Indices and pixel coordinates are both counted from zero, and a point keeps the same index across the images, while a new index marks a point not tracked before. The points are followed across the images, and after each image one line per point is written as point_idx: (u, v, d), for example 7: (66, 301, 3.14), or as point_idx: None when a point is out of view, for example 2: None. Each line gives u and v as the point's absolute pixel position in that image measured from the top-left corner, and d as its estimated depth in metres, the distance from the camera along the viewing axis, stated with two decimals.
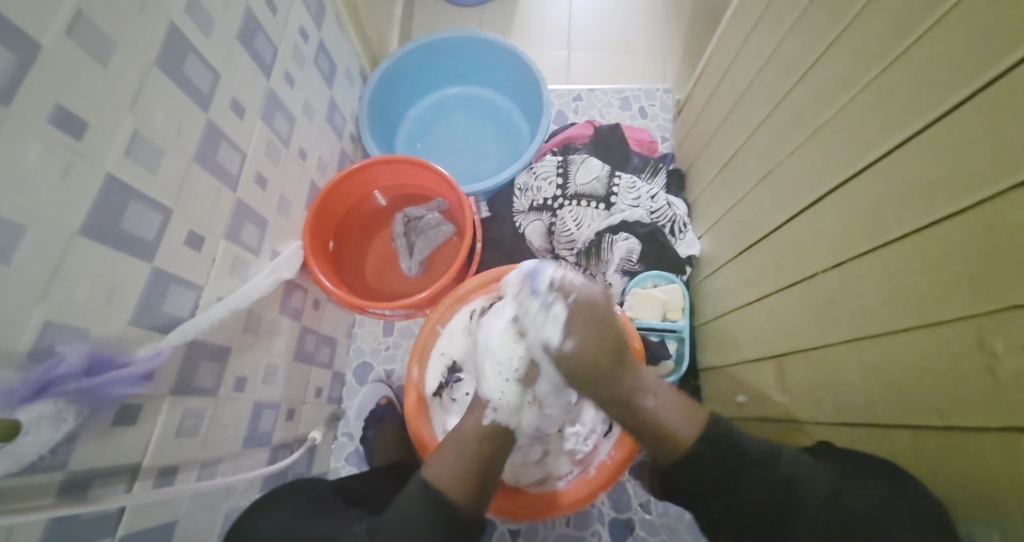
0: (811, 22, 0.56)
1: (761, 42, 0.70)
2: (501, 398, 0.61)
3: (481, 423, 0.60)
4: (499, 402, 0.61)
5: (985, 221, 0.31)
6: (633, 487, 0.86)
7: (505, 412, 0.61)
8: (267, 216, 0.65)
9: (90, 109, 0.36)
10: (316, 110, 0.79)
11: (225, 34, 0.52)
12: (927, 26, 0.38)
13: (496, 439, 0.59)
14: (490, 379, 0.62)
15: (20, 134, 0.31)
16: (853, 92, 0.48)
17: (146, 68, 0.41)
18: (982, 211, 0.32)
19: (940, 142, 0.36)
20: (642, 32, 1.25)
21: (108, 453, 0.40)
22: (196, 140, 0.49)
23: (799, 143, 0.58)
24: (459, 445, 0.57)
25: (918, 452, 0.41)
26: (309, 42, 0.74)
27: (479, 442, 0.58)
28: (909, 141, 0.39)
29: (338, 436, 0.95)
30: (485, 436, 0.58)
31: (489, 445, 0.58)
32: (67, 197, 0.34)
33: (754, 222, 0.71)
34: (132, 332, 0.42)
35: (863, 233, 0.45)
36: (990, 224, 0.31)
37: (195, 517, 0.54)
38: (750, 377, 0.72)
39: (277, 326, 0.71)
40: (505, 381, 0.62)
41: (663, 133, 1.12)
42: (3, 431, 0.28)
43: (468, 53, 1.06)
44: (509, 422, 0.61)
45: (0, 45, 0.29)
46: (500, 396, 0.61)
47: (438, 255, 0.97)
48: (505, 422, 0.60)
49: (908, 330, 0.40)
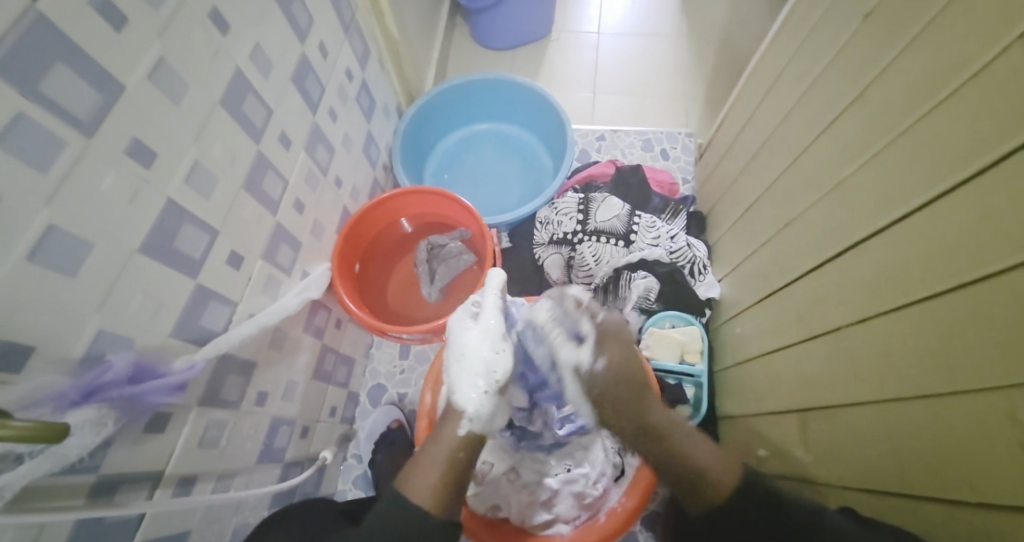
0: (833, 80, 0.58)
1: (783, 96, 0.72)
2: (479, 410, 0.56)
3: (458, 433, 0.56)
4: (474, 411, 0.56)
5: (1010, 290, 0.32)
6: (645, 537, 0.83)
7: (481, 422, 0.56)
8: (300, 240, 0.69)
9: (161, 141, 0.40)
10: (354, 142, 0.84)
11: (281, 76, 0.58)
12: (951, 90, 0.39)
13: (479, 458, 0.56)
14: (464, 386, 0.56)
15: (99, 163, 0.34)
16: (875, 148, 0.49)
17: (211, 106, 0.46)
18: (1007, 278, 0.32)
19: (968, 205, 0.36)
20: (666, 78, 1.29)
21: (136, 459, 0.42)
22: (246, 169, 0.53)
23: (820, 196, 0.59)
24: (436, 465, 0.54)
25: (950, 528, 0.39)
26: (354, 82, 0.80)
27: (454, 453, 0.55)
28: (935, 201, 0.40)
29: (347, 458, 0.95)
30: (462, 446, 0.56)
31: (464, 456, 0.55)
32: (130, 218, 0.38)
33: (776, 269, 0.71)
34: (171, 344, 0.45)
35: (887, 289, 0.45)
36: (1016, 294, 0.31)
37: (206, 529, 0.55)
38: (772, 428, 0.70)
39: (300, 344, 0.73)
40: (481, 392, 0.56)
41: (685, 174, 1.14)
42: (55, 432, 0.29)
43: (499, 93, 1.12)
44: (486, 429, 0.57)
45: (93, 88, 0.33)
46: (474, 408, 0.56)
47: (458, 282, 0.99)
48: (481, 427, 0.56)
49: (939, 395, 0.39)
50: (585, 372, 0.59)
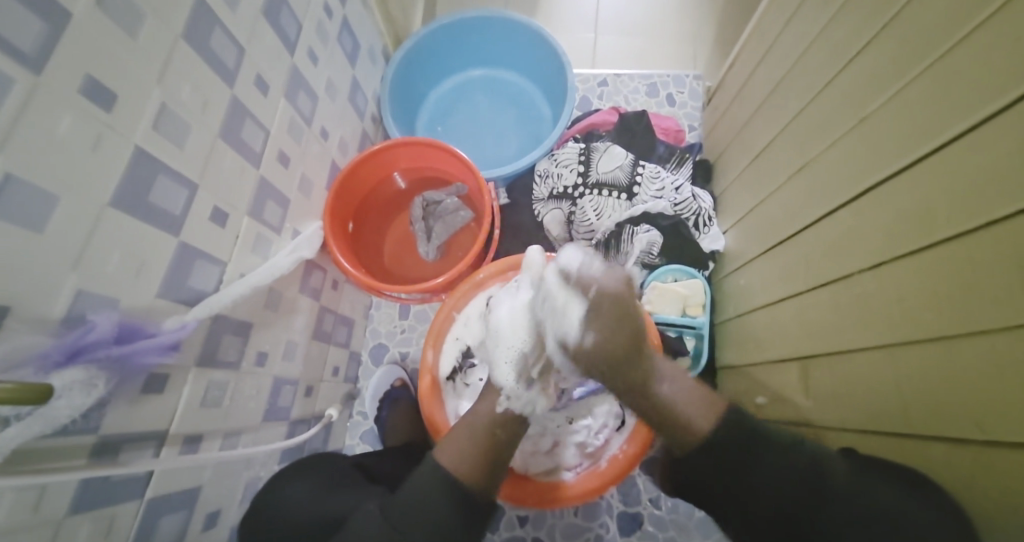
0: (864, 3, 0.53)
1: (804, 27, 0.67)
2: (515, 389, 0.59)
3: (497, 410, 0.59)
4: (512, 388, 0.59)
5: None
6: (644, 481, 0.86)
7: (519, 401, 0.59)
8: (288, 196, 0.66)
9: (121, 82, 0.37)
10: (338, 90, 0.78)
11: (252, 10, 0.52)
12: (993, 8, 0.35)
13: (510, 426, 0.59)
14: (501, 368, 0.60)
15: (52, 104, 0.31)
16: (905, 80, 0.45)
17: (173, 42, 0.42)
18: None
19: (1003, 135, 0.33)
20: (673, 16, 1.21)
21: (137, 420, 0.42)
22: (221, 115, 0.49)
23: (841, 134, 0.55)
24: (471, 431, 0.58)
25: (954, 469, 0.39)
26: (333, 20, 0.74)
27: (491, 431, 0.58)
28: (965, 137, 0.37)
29: (353, 415, 0.96)
30: (499, 424, 0.58)
31: (502, 432, 0.58)
32: (96, 168, 0.35)
33: (786, 217, 0.68)
34: (159, 304, 0.43)
35: (908, 231, 0.43)
36: None
37: (217, 485, 0.56)
38: (773, 378, 0.70)
39: (297, 305, 0.72)
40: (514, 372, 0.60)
41: (691, 121, 1.09)
42: (37, 394, 0.28)
43: (492, 35, 1.04)
44: (523, 409, 0.59)
45: (36, 16, 0.29)
46: (512, 384, 0.59)
47: (456, 240, 0.97)
48: (520, 409, 0.59)
49: (952, 338, 0.38)
50: (572, 346, 0.54)
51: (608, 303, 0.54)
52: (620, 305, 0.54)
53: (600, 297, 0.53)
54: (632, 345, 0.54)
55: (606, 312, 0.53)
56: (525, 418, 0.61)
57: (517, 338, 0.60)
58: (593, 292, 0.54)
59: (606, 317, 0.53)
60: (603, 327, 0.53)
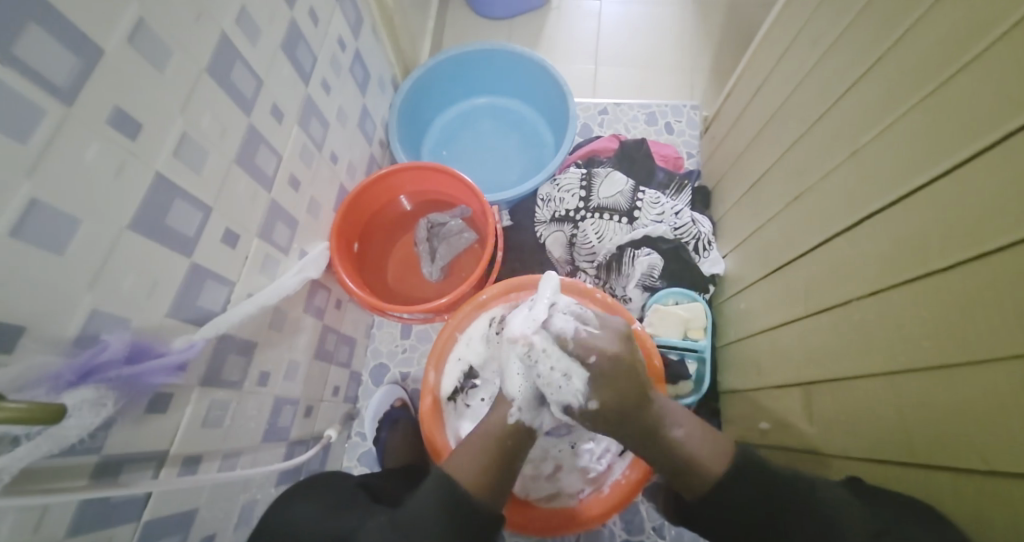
0: (854, 42, 0.55)
1: (797, 62, 0.69)
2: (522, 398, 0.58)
3: (507, 421, 0.59)
4: (522, 399, 0.58)
5: None
6: (646, 508, 0.85)
7: (528, 413, 0.58)
8: (297, 217, 0.67)
9: (145, 111, 0.38)
10: (349, 116, 0.81)
11: (271, 43, 0.55)
12: (982, 49, 0.37)
13: (517, 440, 0.58)
14: (512, 377, 0.58)
15: (80, 134, 0.33)
16: (898, 113, 0.47)
17: (197, 74, 0.44)
18: None
19: (995, 169, 0.35)
20: (671, 49, 1.25)
21: (140, 439, 0.42)
22: (237, 142, 0.51)
23: (835, 165, 0.57)
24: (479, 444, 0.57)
25: (959, 497, 0.39)
26: (346, 51, 0.77)
27: (501, 439, 0.57)
28: (958, 169, 0.38)
29: (352, 436, 0.96)
30: (508, 432, 0.58)
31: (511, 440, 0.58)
32: (117, 192, 0.36)
33: (784, 244, 0.69)
34: (168, 324, 0.44)
35: (904, 260, 0.44)
36: None
37: (214, 507, 0.55)
38: (776, 404, 0.70)
39: (301, 324, 0.72)
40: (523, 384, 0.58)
41: (689, 149, 1.11)
42: (50, 413, 0.28)
43: (497, 65, 1.08)
44: (532, 422, 0.59)
45: (71, 52, 0.31)
46: (523, 396, 0.58)
47: (459, 261, 0.98)
48: (529, 421, 0.58)
49: (952, 366, 0.38)
50: (577, 410, 0.55)
51: (608, 373, 0.53)
52: (620, 367, 0.53)
53: (601, 362, 0.52)
54: (640, 400, 0.55)
55: (609, 376, 0.53)
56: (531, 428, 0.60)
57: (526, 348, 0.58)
58: (593, 360, 0.53)
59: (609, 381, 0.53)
60: (606, 395, 0.53)
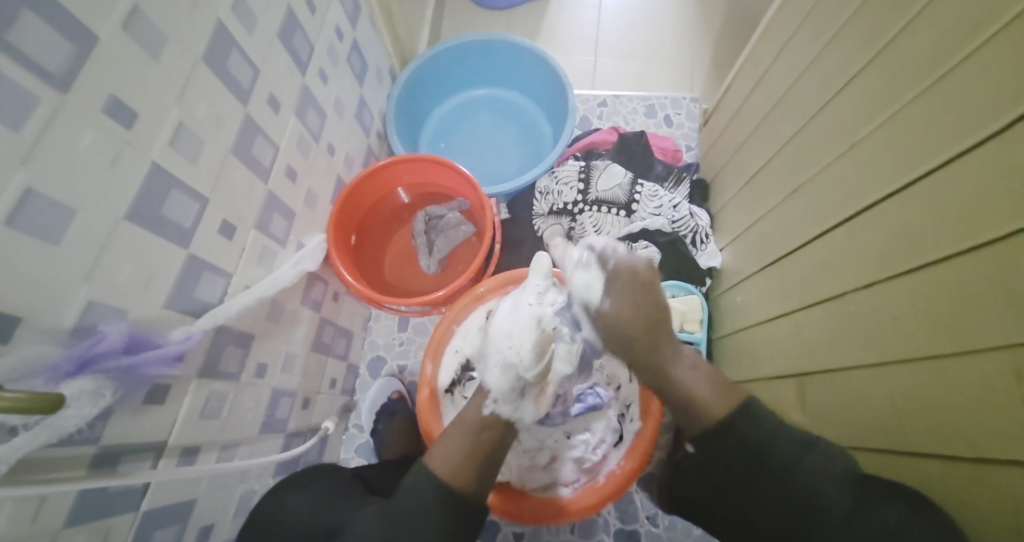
0: (853, 35, 0.55)
1: (797, 55, 0.69)
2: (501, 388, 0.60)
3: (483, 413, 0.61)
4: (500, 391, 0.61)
5: None
6: (641, 499, 0.86)
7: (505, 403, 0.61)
8: (295, 208, 0.67)
9: (141, 99, 0.38)
10: (346, 107, 0.80)
11: (267, 32, 0.54)
12: (980, 43, 0.37)
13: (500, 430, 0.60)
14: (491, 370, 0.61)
15: (74, 122, 0.32)
16: (895, 107, 0.47)
17: (193, 62, 0.43)
18: None
19: (990, 163, 0.35)
20: (671, 41, 1.24)
21: (138, 430, 0.42)
22: (234, 132, 0.50)
23: (833, 159, 0.57)
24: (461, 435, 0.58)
25: (946, 483, 0.40)
26: (344, 41, 0.76)
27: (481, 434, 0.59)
28: (954, 162, 0.39)
29: (349, 427, 0.96)
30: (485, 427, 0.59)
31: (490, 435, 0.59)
32: (113, 182, 0.36)
33: (781, 237, 0.70)
34: (165, 315, 0.44)
35: (900, 253, 0.44)
36: None
37: (212, 497, 0.55)
38: (769, 395, 0.71)
39: (298, 316, 0.72)
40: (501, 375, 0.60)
41: (688, 142, 1.11)
42: (50, 403, 0.28)
43: (496, 56, 1.07)
44: (509, 413, 0.61)
45: (64, 39, 0.31)
46: (501, 388, 0.60)
47: (457, 253, 0.98)
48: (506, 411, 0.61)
49: (943, 358, 0.39)
50: (593, 311, 0.62)
51: (624, 276, 0.62)
52: (636, 281, 0.62)
53: (618, 270, 0.62)
54: (652, 322, 0.62)
55: (624, 281, 0.62)
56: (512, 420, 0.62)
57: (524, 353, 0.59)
58: (611, 267, 0.63)
59: (625, 287, 0.62)
60: (621, 297, 0.62)
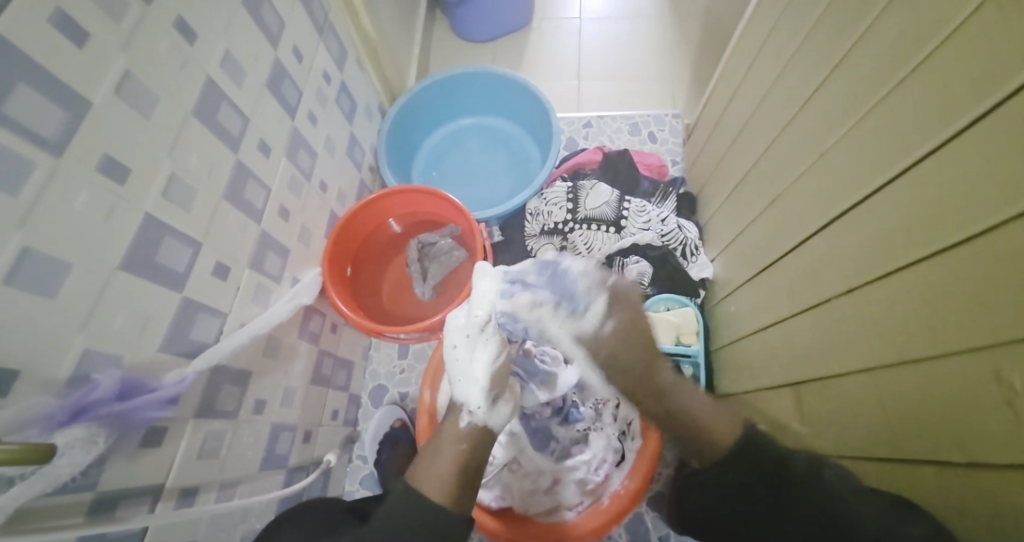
0: (813, 50, 0.57)
1: (764, 70, 0.72)
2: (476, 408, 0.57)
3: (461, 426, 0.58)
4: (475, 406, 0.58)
5: (1008, 242, 0.30)
6: (652, 518, 0.84)
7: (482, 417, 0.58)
8: (288, 246, 0.69)
9: (132, 156, 0.40)
10: (337, 145, 0.83)
11: (255, 82, 0.57)
12: (933, 46, 0.38)
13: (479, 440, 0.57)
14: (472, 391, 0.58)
15: (70, 183, 0.34)
16: (859, 114, 0.48)
17: (184, 117, 0.46)
18: (1004, 232, 0.30)
19: (954, 165, 0.35)
20: (651, 60, 1.28)
21: (137, 473, 0.43)
22: (225, 177, 0.53)
23: (805, 169, 0.59)
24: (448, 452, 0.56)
25: (943, 490, 0.39)
26: (332, 83, 0.79)
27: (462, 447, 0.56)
28: (923, 161, 0.39)
29: (353, 459, 0.96)
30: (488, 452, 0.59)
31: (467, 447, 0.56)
32: (109, 234, 0.38)
33: (766, 245, 0.70)
34: (160, 358, 0.45)
35: (876, 259, 0.45)
36: (1014, 245, 0.30)
37: (213, 538, 0.55)
38: (768, 404, 0.70)
39: (296, 350, 0.73)
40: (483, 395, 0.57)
41: (673, 156, 1.13)
42: (42, 454, 0.29)
43: (480, 86, 1.11)
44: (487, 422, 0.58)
45: (58, 106, 0.33)
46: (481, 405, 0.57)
47: (452, 279, 0.99)
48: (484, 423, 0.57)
49: (927, 360, 0.39)
50: (592, 334, 0.58)
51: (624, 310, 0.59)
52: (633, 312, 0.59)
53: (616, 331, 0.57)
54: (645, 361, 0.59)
55: (626, 303, 0.59)
56: None
57: (479, 371, 0.57)
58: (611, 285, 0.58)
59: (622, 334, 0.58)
60: (623, 316, 0.58)
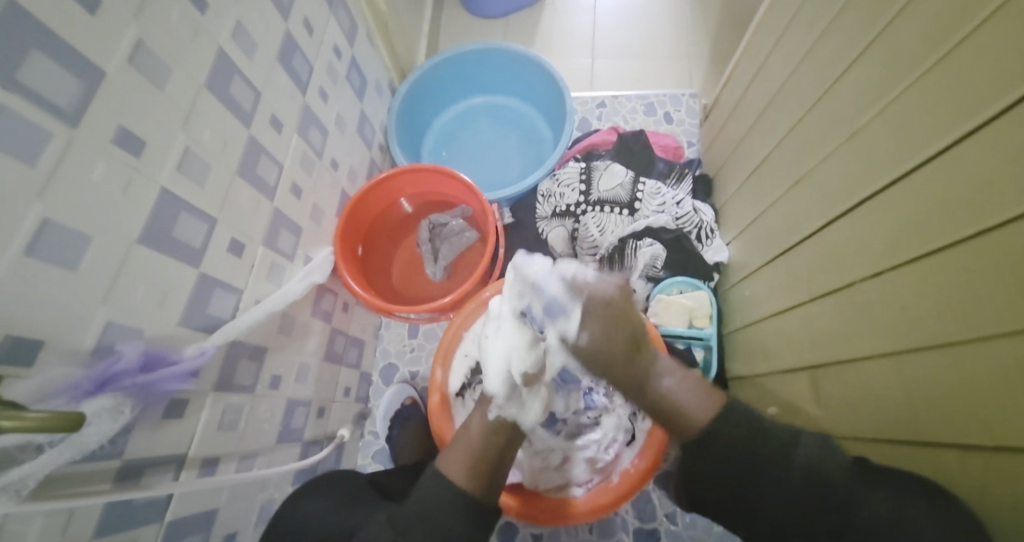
0: (847, 24, 0.55)
1: (792, 47, 0.69)
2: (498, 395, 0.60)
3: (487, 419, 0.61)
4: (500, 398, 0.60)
5: None
6: (658, 497, 0.85)
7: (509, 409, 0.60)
8: (301, 224, 0.69)
9: (147, 128, 0.40)
10: (348, 123, 0.82)
11: (267, 57, 0.56)
12: (978, 21, 0.36)
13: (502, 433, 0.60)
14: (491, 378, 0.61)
15: (86, 155, 0.34)
16: (894, 92, 0.46)
17: (196, 90, 0.45)
18: None
19: (998, 143, 0.34)
20: (668, 37, 1.24)
21: (160, 443, 0.44)
22: (238, 152, 0.52)
23: (833, 150, 0.57)
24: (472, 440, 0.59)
25: (967, 473, 0.39)
26: (342, 59, 0.78)
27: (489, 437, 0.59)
28: (963, 141, 0.37)
29: (365, 435, 0.98)
30: (495, 430, 0.59)
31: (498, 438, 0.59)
32: (127, 208, 0.38)
33: (787, 228, 0.69)
34: (180, 332, 0.46)
35: (906, 242, 0.44)
36: None
37: (234, 507, 0.57)
38: (783, 388, 0.70)
39: (309, 328, 0.74)
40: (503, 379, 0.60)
41: (689, 137, 1.11)
42: (70, 421, 0.30)
43: (492, 63, 1.09)
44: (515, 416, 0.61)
45: (72, 76, 0.33)
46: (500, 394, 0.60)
47: (464, 259, 0.99)
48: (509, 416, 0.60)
49: (955, 345, 0.38)
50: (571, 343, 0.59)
51: (600, 308, 0.59)
52: (611, 309, 0.60)
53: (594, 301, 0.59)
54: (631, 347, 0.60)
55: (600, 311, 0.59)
56: (519, 425, 0.61)
57: (500, 354, 0.61)
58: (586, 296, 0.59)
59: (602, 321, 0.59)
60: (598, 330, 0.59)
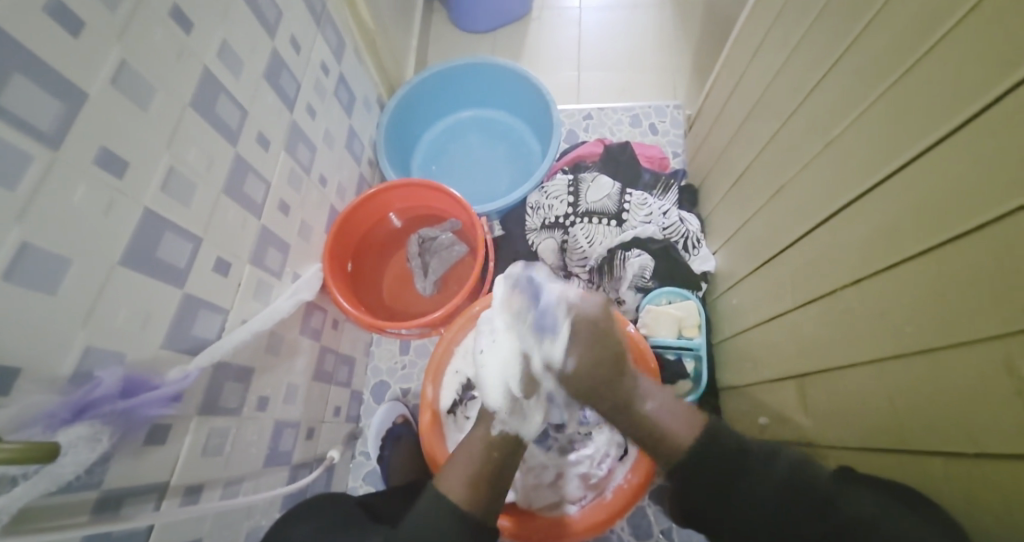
0: (819, 38, 0.57)
1: (769, 60, 0.71)
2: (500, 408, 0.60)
3: (491, 434, 0.60)
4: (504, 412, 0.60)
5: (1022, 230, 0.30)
6: (655, 511, 0.85)
7: (513, 423, 0.60)
8: (288, 241, 0.68)
9: (130, 148, 0.39)
10: (336, 139, 0.82)
11: (253, 74, 0.56)
12: (943, 32, 0.37)
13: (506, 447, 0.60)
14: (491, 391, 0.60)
15: (67, 178, 0.33)
16: (866, 103, 0.48)
17: (181, 109, 0.45)
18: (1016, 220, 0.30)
19: (965, 153, 0.35)
20: (651, 51, 1.27)
21: (141, 471, 0.43)
22: (224, 170, 0.52)
23: (810, 159, 0.58)
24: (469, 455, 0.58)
25: (951, 481, 0.39)
26: (330, 76, 0.78)
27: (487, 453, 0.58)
28: (932, 150, 0.39)
29: (356, 455, 0.95)
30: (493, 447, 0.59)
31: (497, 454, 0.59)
32: (109, 229, 0.37)
33: (769, 237, 0.70)
34: (163, 355, 0.44)
35: (883, 249, 0.45)
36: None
37: (219, 536, 0.55)
38: (771, 397, 0.70)
39: (298, 346, 0.73)
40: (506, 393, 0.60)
41: (674, 148, 1.13)
42: (45, 452, 0.29)
43: (479, 79, 1.10)
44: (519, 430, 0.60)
45: (53, 97, 0.32)
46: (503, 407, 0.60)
47: (453, 274, 0.98)
48: (515, 431, 0.60)
49: (937, 350, 0.39)
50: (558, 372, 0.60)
51: (585, 331, 0.59)
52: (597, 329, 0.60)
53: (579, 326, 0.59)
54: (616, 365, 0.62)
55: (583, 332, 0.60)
56: (519, 440, 0.61)
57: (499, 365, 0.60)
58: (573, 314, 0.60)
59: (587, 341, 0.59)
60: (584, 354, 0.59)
